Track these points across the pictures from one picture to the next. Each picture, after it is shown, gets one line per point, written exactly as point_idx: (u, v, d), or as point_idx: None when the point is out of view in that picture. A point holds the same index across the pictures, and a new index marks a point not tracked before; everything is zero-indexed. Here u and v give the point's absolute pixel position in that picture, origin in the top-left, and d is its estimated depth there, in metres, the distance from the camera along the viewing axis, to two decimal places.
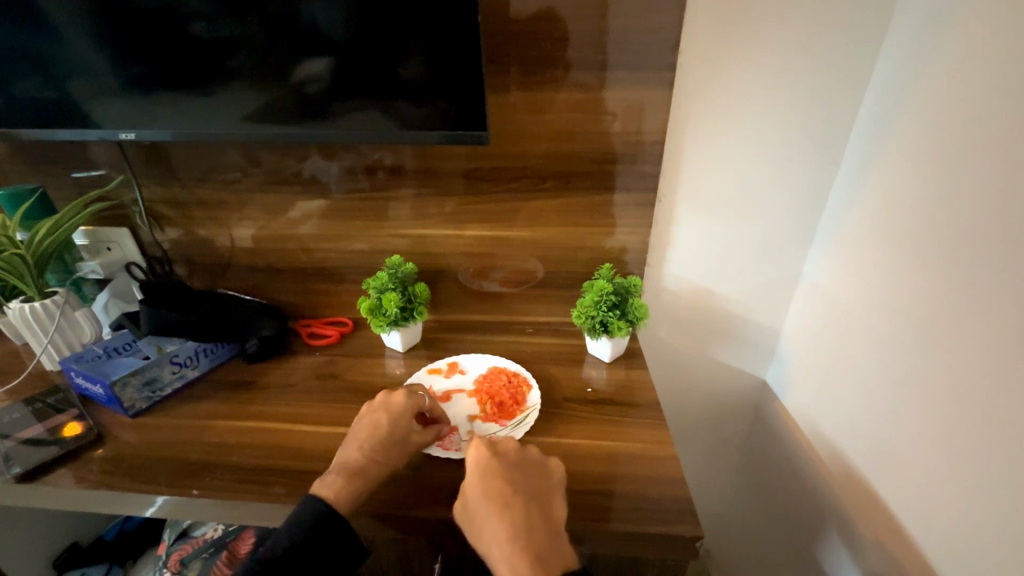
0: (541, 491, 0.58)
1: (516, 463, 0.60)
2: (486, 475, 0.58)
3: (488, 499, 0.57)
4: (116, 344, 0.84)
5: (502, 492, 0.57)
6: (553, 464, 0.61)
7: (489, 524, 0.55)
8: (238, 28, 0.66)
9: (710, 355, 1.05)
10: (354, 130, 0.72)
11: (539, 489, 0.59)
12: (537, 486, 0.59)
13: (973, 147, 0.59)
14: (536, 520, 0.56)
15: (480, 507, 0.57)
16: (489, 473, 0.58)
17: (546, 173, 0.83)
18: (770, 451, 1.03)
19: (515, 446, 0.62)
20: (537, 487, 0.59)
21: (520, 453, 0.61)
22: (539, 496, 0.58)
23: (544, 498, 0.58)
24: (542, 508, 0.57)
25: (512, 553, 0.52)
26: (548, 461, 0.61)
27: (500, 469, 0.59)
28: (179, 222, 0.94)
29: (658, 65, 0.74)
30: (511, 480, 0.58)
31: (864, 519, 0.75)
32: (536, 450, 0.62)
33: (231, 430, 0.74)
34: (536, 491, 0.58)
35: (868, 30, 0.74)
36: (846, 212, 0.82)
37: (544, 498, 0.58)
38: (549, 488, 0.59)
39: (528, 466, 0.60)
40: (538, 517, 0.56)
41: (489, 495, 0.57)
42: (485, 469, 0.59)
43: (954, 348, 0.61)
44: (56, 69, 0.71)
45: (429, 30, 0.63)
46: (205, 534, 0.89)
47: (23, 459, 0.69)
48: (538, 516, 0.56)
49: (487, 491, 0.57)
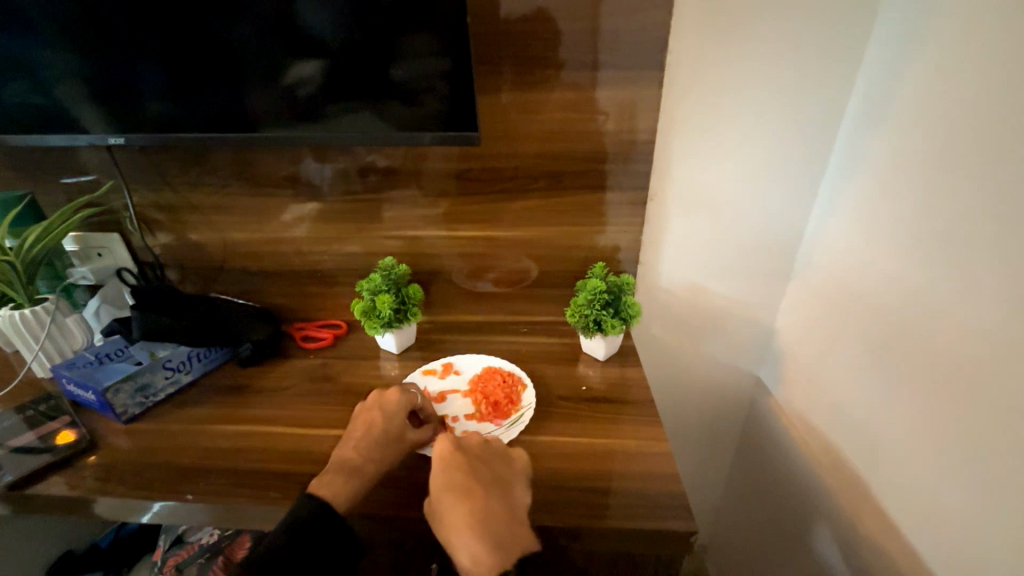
0: (504, 478, 0.60)
1: (478, 455, 0.62)
2: (447, 466, 0.60)
3: (450, 490, 0.58)
4: (108, 349, 0.83)
5: (463, 482, 0.58)
6: (517, 455, 0.63)
7: (450, 515, 0.57)
8: (230, 31, 0.66)
9: (704, 352, 1.05)
10: (347, 132, 0.72)
11: (502, 477, 0.60)
12: (501, 473, 0.61)
13: (964, 141, 0.59)
14: (498, 508, 0.58)
15: (441, 497, 0.58)
16: (451, 465, 0.60)
17: (538, 172, 0.83)
18: (764, 447, 1.03)
19: (480, 439, 0.64)
20: (500, 474, 0.61)
21: (483, 445, 0.63)
22: (502, 483, 0.60)
23: (506, 485, 0.60)
24: (503, 495, 0.59)
25: (472, 541, 0.55)
26: (510, 452, 0.63)
27: (461, 461, 0.60)
28: (171, 227, 0.94)
29: (650, 65, 0.74)
30: (473, 471, 0.60)
31: (859, 514, 0.75)
32: (500, 442, 0.64)
33: (224, 434, 0.74)
34: (498, 478, 0.60)
35: (856, 27, 0.75)
36: (838, 208, 0.83)
37: (507, 485, 0.60)
38: (512, 476, 0.61)
39: (491, 455, 0.62)
40: (500, 504, 0.58)
41: (450, 486, 0.58)
42: (445, 461, 0.60)
43: (946, 343, 0.61)
44: (43, 73, 0.71)
45: (421, 31, 0.63)
46: (200, 539, 0.89)
47: (14, 467, 0.68)
48: (499, 504, 0.58)
49: (448, 482, 0.59)
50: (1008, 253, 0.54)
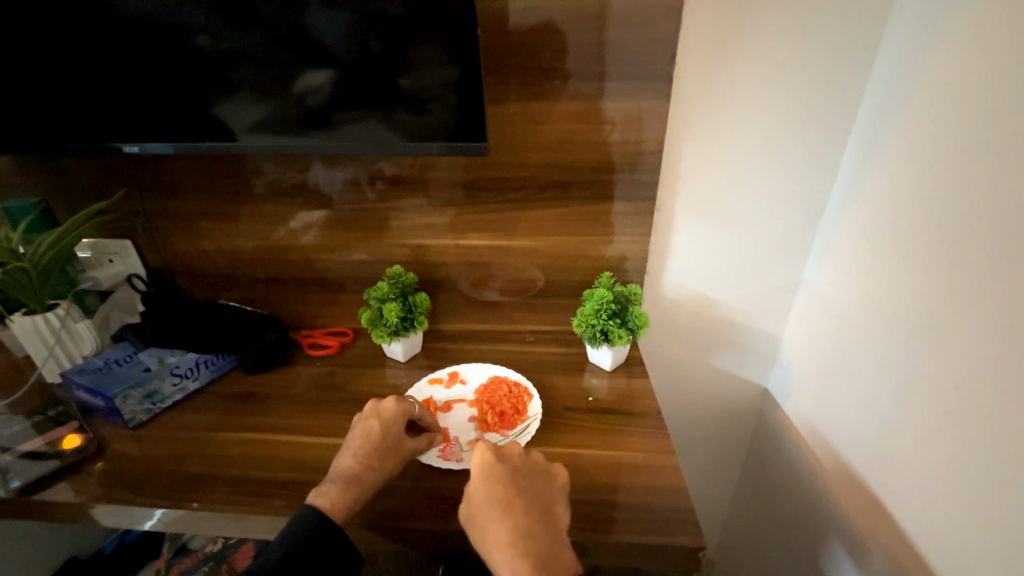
0: (544, 496, 0.59)
1: (518, 467, 0.61)
2: (491, 476, 0.59)
3: (490, 502, 0.57)
4: (117, 355, 0.83)
5: (505, 495, 0.58)
6: (558, 471, 0.62)
7: (492, 527, 0.56)
8: (241, 40, 0.67)
9: (711, 363, 1.04)
10: (356, 141, 0.73)
11: (542, 495, 0.59)
12: (540, 491, 0.60)
13: (972, 151, 0.59)
14: (539, 527, 0.56)
15: (484, 508, 0.57)
16: (493, 477, 0.59)
17: (545, 182, 0.84)
18: (773, 460, 1.02)
19: (520, 451, 0.63)
20: (539, 491, 0.60)
21: (523, 460, 0.62)
22: (541, 501, 0.59)
23: (546, 503, 0.59)
24: (544, 513, 0.58)
25: (512, 558, 0.53)
26: (551, 468, 0.63)
27: (501, 473, 0.59)
28: (181, 234, 0.95)
29: (656, 75, 0.74)
30: (514, 485, 0.59)
31: (868, 528, 0.74)
32: (540, 458, 0.63)
33: (229, 442, 0.74)
34: (537, 494, 0.59)
35: (865, 38, 0.75)
36: (846, 219, 0.82)
37: (546, 503, 0.59)
38: (552, 494, 0.60)
39: (531, 470, 0.61)
40: (540, 520, 0.57)
41: (491, 499, 0.57)
42: (489, 471, 0.59)
43: (952, 353, 0.60)
44: (60, 83, 0.72)
45: (430, 42, 0.64)
46: (204, 547, 0.89)
47: (22, 472, 0.69)
48: (540, 523, 0.57)
49: (490, 494, 0.58)
50: (1011, 259, 0.54)
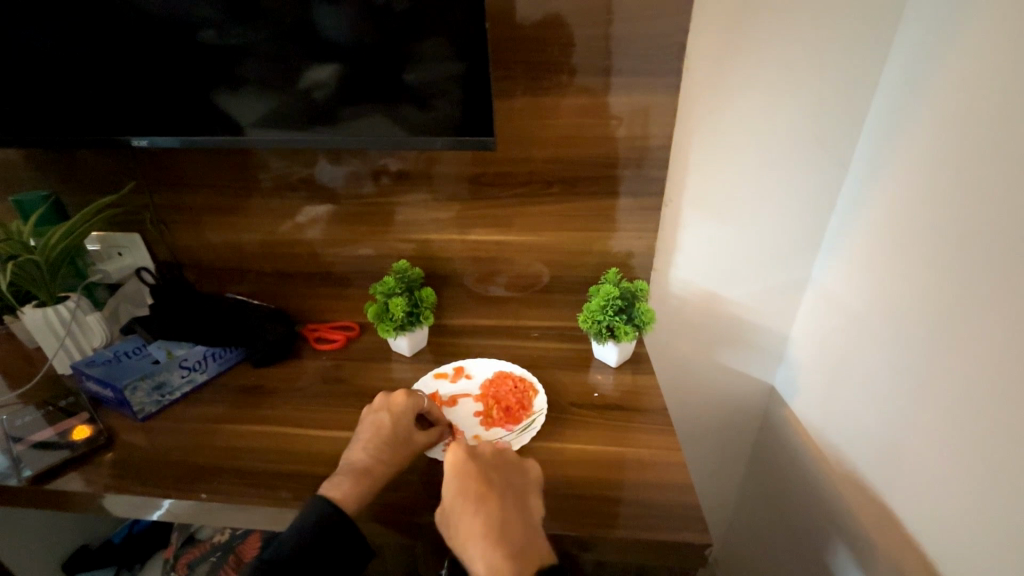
0: (519, 489, 0.60)
1: (492, 462, 0.61)
2: (463, 473, 0.59)
3: (464, 499, 0.57)
4: (127, 348, 0.84)
5: (478, 490, 0.58)
6: (530, 464, 0.63)
7: (467, 523, 0.56)
8: (246, 35, 0.67)
9: (717, 360, 1.04)
10: (362, 136, 0.73)
11: (517, 487, 0.60)
12: (515, 483, 0.60)
13: (982, 148, 0.58)
14: (514, 519, 0.57)
15: (456, 504, 0.58)
16: (466, 473, 0.59)
17: (551, 177, 0.83)
18: (779, 458, 1.01)
19: (494, 447, 0.63)
20: (514, 484, 0.60)
21: (497, 454, 0.62)
22: (515, 493, 0.59)
23: (521, 495, 0.59)
24: (518, 505, 0.58)
25: (487, 550, 0.54)
26: (525, 462, 0.63)
27: (474, 468, 0.59)
28: (190, 229, 0.95)
29: (664, 70, 0.74)
30: (487, 479, 0.59)
31: (874, 527, 0.74)
32: (513, 452, 0.63)
33: (237, 434, 0.75)
34: (511, 488, 0.60)
35: (877, 33, 0.74)
36: (856, 215, 0.81)
37: (521, 497, 0.59)
38: (526, 486, 0.60)
39: (503, 465, 0.61)
40: (514, 513, 0.57)
41: (463, 493, 0.58)
42: (460, 469, 0.59)
43: (959, 351, 0.60)
44: (68, 77, 0.73)
45: (435, 35, 0.63)
46: (212, 537, 0.90)
47: (34, 462, 0.70)
48: (514, 515, 0.57)
49: (462, 491, 0.58)
50: (1017, 255, 0.53)
